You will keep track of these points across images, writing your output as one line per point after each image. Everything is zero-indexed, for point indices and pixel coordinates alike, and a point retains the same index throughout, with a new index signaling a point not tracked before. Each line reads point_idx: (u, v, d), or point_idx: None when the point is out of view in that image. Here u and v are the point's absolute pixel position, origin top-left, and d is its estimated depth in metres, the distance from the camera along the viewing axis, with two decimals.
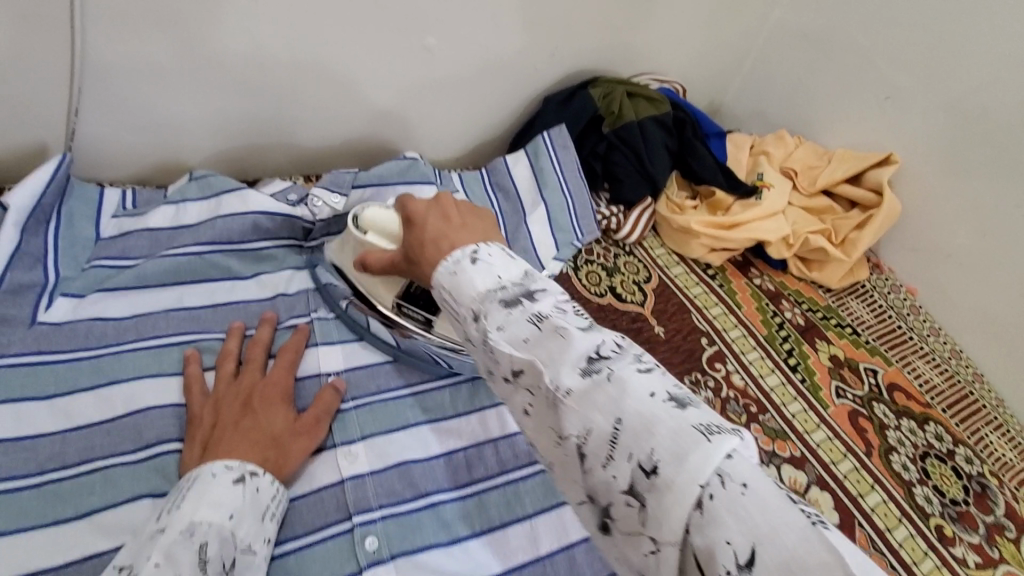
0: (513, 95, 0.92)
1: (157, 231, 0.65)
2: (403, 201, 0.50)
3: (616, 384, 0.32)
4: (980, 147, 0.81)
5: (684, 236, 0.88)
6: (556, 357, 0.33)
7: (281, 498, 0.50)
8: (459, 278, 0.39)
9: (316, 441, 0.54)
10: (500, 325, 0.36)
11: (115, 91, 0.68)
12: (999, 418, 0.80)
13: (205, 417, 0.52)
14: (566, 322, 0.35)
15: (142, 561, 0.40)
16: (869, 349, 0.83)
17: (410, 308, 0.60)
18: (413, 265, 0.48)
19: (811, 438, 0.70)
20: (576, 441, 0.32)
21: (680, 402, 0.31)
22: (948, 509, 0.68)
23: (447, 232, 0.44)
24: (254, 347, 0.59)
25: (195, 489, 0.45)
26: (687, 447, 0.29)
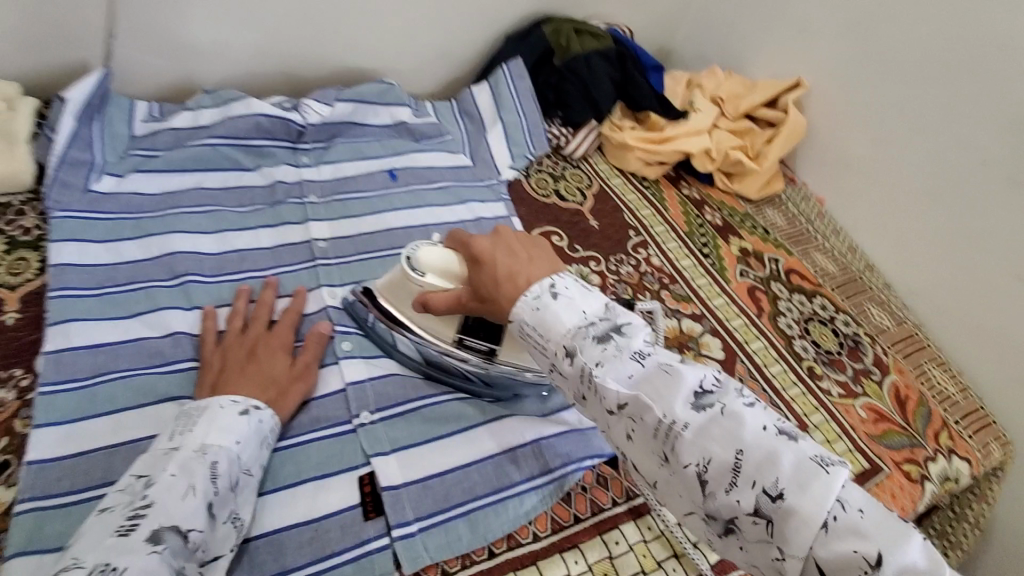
0: (480, 32, 1.07)
1: (179, 129, 0.81)
2: (468, 240, 0.57)
3: (731, 418, 0.41)
4: (870, 67, 0.96)
5: (622, 151, 1.03)
6: (668, 395, 0.42)
7: (277, 431, 0.56)
8: (548, 314, 0.48)
9: (311, 386, 0.62)
10: (598, 360, 0.45)
11: (145, 18, 0.84)
12: (884, 297, 0.94)
13: (212, 364, 0.59)
14: (666, 361, 0.45)
15: (159, 471, 0.46)
16: (775, 244, 0.98)
17: (472, 339, 0.62)
18: (483, 302, 0.54)
19: (712, 302, 0.86)
20: (697, 468, 0.41)
21: (790, 434, 0.40)
22: (821, 356, 0.83)
23: (519, 269, 0.51)
24: (259, 307, 0.65)
25: (205, 417, 0.51)
26: (809, 476, 0.38)
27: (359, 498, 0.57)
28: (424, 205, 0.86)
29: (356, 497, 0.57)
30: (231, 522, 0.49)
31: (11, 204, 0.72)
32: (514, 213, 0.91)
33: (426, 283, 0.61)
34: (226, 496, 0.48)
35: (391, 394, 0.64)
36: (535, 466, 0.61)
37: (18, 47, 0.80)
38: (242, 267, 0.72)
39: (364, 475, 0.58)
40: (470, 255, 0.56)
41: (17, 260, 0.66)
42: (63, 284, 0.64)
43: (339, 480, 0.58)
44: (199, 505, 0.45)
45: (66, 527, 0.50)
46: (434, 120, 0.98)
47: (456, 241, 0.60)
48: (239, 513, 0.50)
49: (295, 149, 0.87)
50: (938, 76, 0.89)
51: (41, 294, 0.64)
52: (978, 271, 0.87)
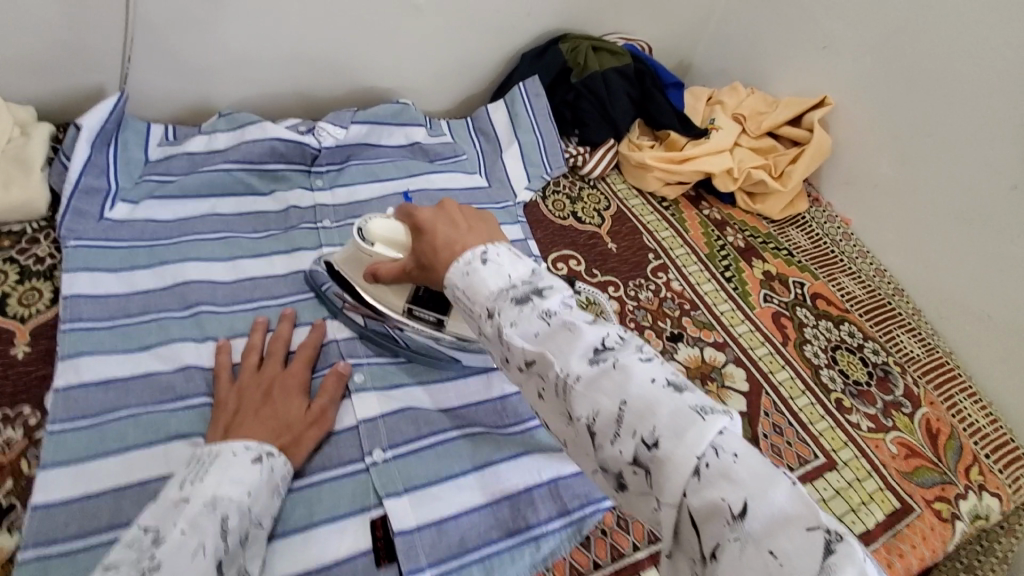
0: (496, 50, 1.06)
1: (194, 154, 0.80)
2: (412, 210, 0.57)
3: (622, 371, 0.39)
4: (899, 84, 0.92)
5: (641, 171, 1.01)
6: (566, 349, 0.41)
7: (288, 478, 0.55)
8: (475, 278, 0.47)
9: (325, 428, 0.60)
10: (513, 321, 0.44)
11: (159, 41, 0.83)
12: (914, 323, 0.91)
13: (226, 404, 0.57)
14: (574, 319, 0.43)
15: (169, 527, 0.43)
16: (800, 267, 0.95)
17: (422, 310, 0.65)
18: (423, 270, 0.55)
19: (735, 329, 0.84)
20: (587, 420, 0.39)
21: (677, 386, 0.38)
22: (850, 387, 0.80)
23: (458, 237, 0.51)
24: (276, 342, 0.65)
25: (217, 465, 0.48)
26: (686, 425, 0.36)
27: (370, 544, 0.55)
28: None
29: (367, 543, 0.55)
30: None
31: (25, 232, 0.71)
32: (531, 236, 0.89)
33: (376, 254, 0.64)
34: (235, 553, 0.46)
35: (404, 430, 0.63)
36: (553, 508, 0.59)
37: (35, 72, 0.80)
38: (255, 295, 0.71)
39: (376, 518, 0.57)
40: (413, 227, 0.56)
41: (30, 290, 0.66)
42: (76, 315, 0.63)
43: (351, 522, 0.56)
44: (211, 565, 0.42)
45: (73, 573, 0.48)
46: (449, 140, 0.97)
47: (404, 215, 0.59)
48: (246, 567, 0.48)
49: (310, 172, 0.86)
50: (973, 95, 0.85)
51: (52, 326, 0.63)
52: (975, 262, 0.87)
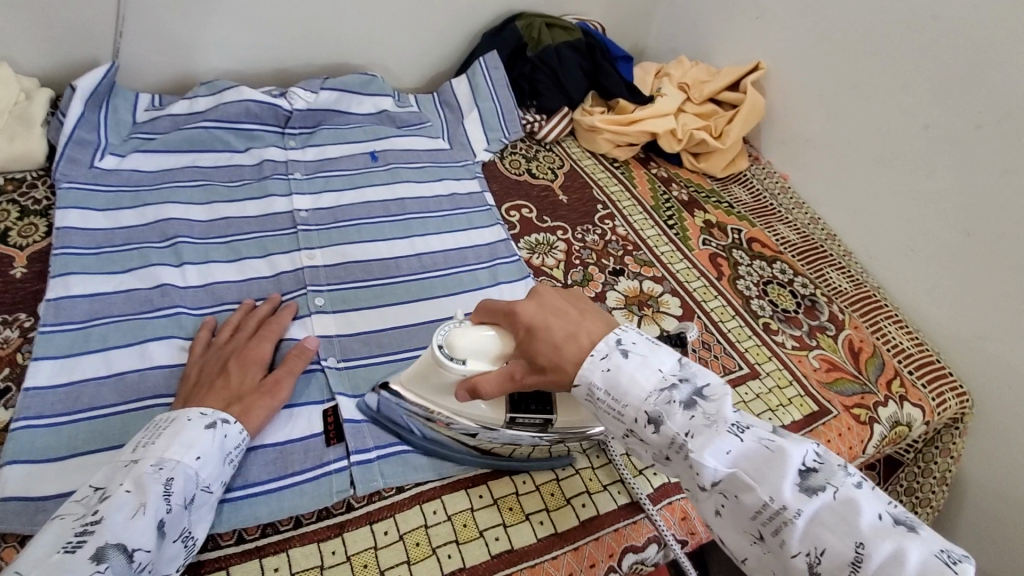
0: (460, 28, 1.15)
1: (176, 115, 0.89)
2: (511, 308, 0.56)
3: (843, 502, 0.45)
4: (819, 47, 1.01)
5: (592, 134, 1.09)
6: (772, 476, 0.47)
7: (246, 445, 0.57)
8: (625, 377, 0.52)
9: (280, 400, 0.60)
10: (687, 429, 0.50)
11: (146, 17, 0.92)
12: (843, 262, 0.98)
13: (191, 375, 0.60)
14: (765, 436, 0.49)
15: (116, 485, 0.48)
16: (739, 217, 1.02)
17: (525, 415, 0.59)
18: (543, 371, 0.54)
19: (673, 266, 0.91)
20: (810, 557, 0.45)
21: (904, 524, 0.45)
22: (778, 313, 0.87)
23: (577, 332, 0.55)
24: (252, 317, 0.67)
25: (169, 431, 0.52)
26: (937, 572, 0.41)
27: (322, 427, 0.62)
28: (403, 181, 0.93)
29: (320, 426, 0.62)
30: (181, 541, 0.50)
31: (24, 179, 0.80)
32: (487, 189, 0.97)
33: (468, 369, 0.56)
34: (178, 514, 0.49)
35: (358, 348, 0.70)
36: None
37: (34, 44, 0.89)
38: (230, 232, 0.78)
39: (327, 409, 0.63)
40: (519, 325, 0.55)
41: (27, 225, 0.74)
42: (66, 243, 0.71)
43: (306, 411, 0.63)
44: (147, 525, 0.47)
45: (57, 441, 0.56)
46: (414, 109, 1.06)
47: (498, 315, 0.57)
48: (192, 531, 0.51)
49: (283, 133, 0.94)
50: (878, 50, 0.93)
51: (45, 253, 0.71)
52: (922, 213, 0.90)
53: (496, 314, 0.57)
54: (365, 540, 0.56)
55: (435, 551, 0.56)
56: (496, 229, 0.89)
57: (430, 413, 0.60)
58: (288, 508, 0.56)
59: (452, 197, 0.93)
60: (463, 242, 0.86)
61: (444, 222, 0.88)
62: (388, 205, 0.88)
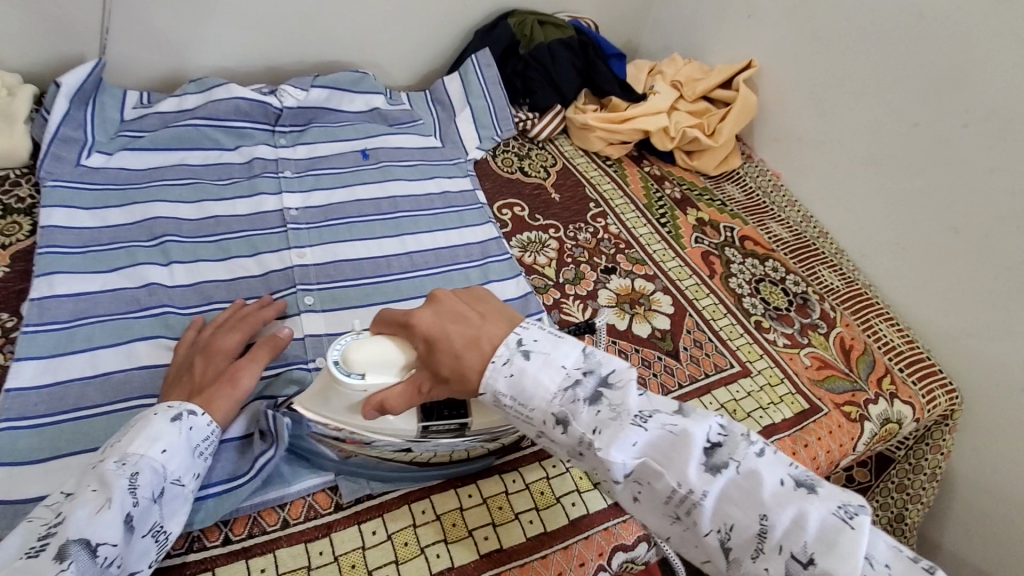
0: (452, 26, 1.14)
1: (165, 113, 0.88)
2: (407, 317, 0.55)
3: (747, 475, 0.47)
4: (810, 45, 1.00)
5: (585, 133, 1.09)
6: (680, 461, 0.48)
7: (217, 436, 0.56)
8: (529, 379, 0.51)
9: (243, 390, 0.58)
10: (594, 426, 0.50)
11: (135, 14, 0.91)
12: (836, 261, 0.97)
13: (166, 377, 0.60)
14: (668, 419, 0.50)
15: (82, 485, 0.48)
16: (732, 215, 1.02)
17: (440, 423, 0.56)
18: (452, 378, 0.52)
19: (665, 264, 0.91)
20: (720, 534, 0.47)
21: (806, 486, 0.47)
22: (770, 312, 0.86)
23: (477, 334, 0.53)
24: (231, 312, 0.67)
25: (135, 427, 0.52)
26: (835, 532, 0.44)
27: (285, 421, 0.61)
28: (394, 179, 0.92)
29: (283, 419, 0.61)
30: (152, 536, 0.49)
31: (9, 177, 0.79)
32: (479, 187, 0.96)
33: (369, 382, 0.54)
34: (147, 508, 0.49)
35: None
36: None
37: (21, 41, 0.88)
38: (218, 230, 0.78)
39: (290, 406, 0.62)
40: (416, 335, 0.54)
41: (11, 223, 0.73)
42: (50, 242, 0.70)
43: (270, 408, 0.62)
44: (112, 520, 0.46)
45: (41, 442, 0.55)
46: (407, 107, 1.05)
47: (395, 325, 0.55)
48: (164, 525, 0.50)
49: (273, 131, 0.94)
50: (868, 48, 0.92)
51: (29, 252, 0.71)
52: (914, 210, 0.90)
53: (393, 323, 0.55)
54: (352, 541, 0.56)
55: (423, 551, 0.56)
56: (487, 227, 0.89)
57: (342, 434, 0.56)
58: (274, 490, 0.57)
59: (443, 196, 0.92)
60: (454, 240, 0.86)
61: (435, 220, 0.88)
62: (378, 203, 0.88)
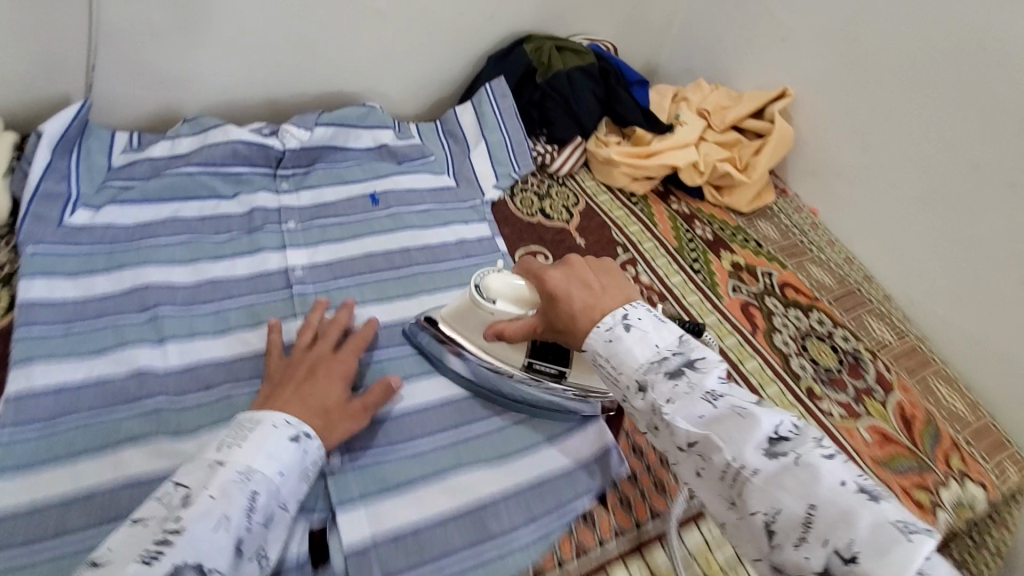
0: (464, 52, 1.07)
1: (156, 159, 0.80)
2: (540, 274, 0.61)
3: (804, 468, 0.42)
4: (853, 73, 0.93)
5: (609, 168, 1.02)
6: (738, 437, 0.45)
7: (319, 464, 0.55)
8: (621, 346, 0.52)
9: (357, 424, 0.59)
10: (670, 397, 0.48)
11: (123, 50, 0.84)
12: (883, 308, 0.91)
13: (273, 379, 0.60)
14: (740, 401, 0.47)
15: (200, 490, 0.47)
16: (768, 257, 0.95)
17: (542, 363, 0.67)
18: (558, 333, 0.59)
19: (703, 320, 0.84)
20: (765, 517, 0.42)
21: (871, 494, 0.41)
22: (821, 375, 0.80)
23: (595, 302, 0.56)
24: (333, 325, 0.67)
25: (254, 436, 0.51)
26: (889, 541, 0.37)
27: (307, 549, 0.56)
28: (407, 228, 0.85)
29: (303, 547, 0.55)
30: (256, 560, 0.48)
31: None
32: (498, 234, 0.89)
33: (497, 310, 0.65)
34: (257, 532, 0.48)
35: (364, 441, 0.63)
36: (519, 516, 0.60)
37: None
38: (216, 297, 0.70)
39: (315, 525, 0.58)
40: (545, 293, 0.60)
41: None
42: (30, 321, 0.62)
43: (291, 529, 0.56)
44: (226, 540, 0.45)
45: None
46: (417, 142, 0.98)
47: (529, 270, 0.64)
48: (266, 550, 0.49)
49: (275, 176, 0.86)
50: (923, 79, 0.85)
51: (7, 331, 0.63)
52: (977, 261, 0.83)
53: (527, 266, 0.64)
54: None
55: None
56: None
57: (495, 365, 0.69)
58: None
59: (460, 246, 0.85)
60: None
61: (453, 276, 0.81)
62: (391, 257, 0.80)
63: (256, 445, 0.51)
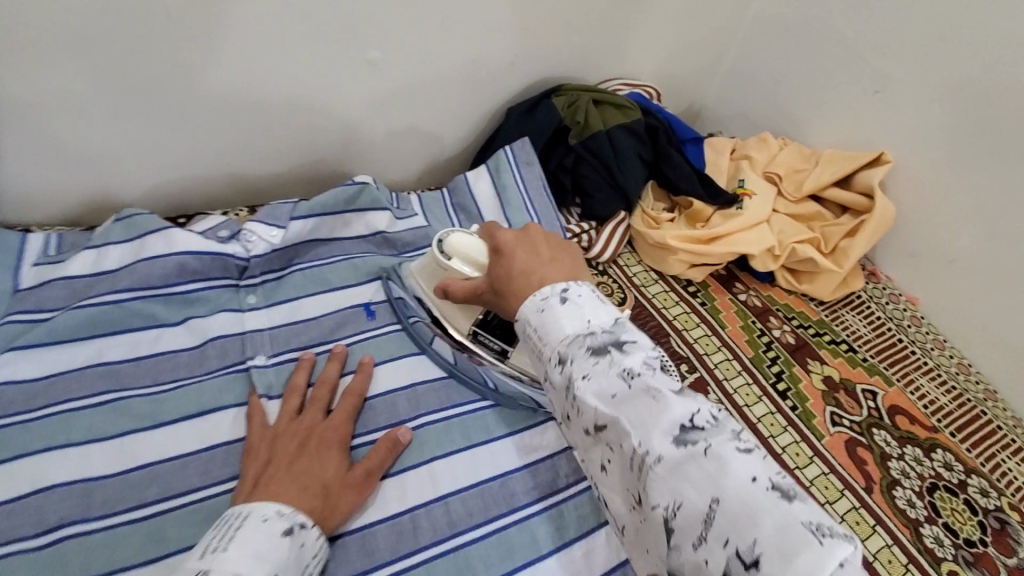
0: (475, 106, 0.87)
1: (75, 278, 0.61)
2: (495, 233, 0.56)
3: (713, 460, 0.34)
4: (980, 140, 0.74)
5: (661, 252, 0.82)
6: (648, 421, 0.36)
7: (319, 555, 0.47)
8: (550, 317, 0.44)
9: (361, 497, 0.52)
10: (586, 373, 0.40)
11: (32, 130, 0.63)
12: (1019, 441, 0.71)
13: (261, 457, 0.51)
14: (658, 383, 0.38)
15: None
16: (868, 369, 0.75)
17: (488, 337, 0.63)
18: (495, 296, 0.53)
19: (803, 473, 0.64)
20: (664, 512, 0.34)
21: (785, 492, 0.33)
22: (964, 554, 0.60)
23: (535, 267, 0.49)
24: (321, 386, 0.58)
25: (243, 532, 0.41)
26: (796, 544, 0.30)
27: None
28: (412, 354, 0.65)
29: None
30: None
31: None
32: None
33: (449, 268, 0.61)
34: None
35: None
36: None
37: None
38: (148, 496, 0.51)
39: None
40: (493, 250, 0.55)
41: None
42: None
43: None
44: None
45: None
46: (422, 224, 0.77)
47: (489, 231, 0.58)
48: None
49: (239, 287, 0.66)
50: None
51: None
52: None
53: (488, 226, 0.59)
54: None
55: None
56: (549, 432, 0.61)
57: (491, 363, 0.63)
58: None
59: None
60: (506, 461, 0.59)
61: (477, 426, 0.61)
62: (394, 403, 0.60)
63: (246, 543, 0.41)
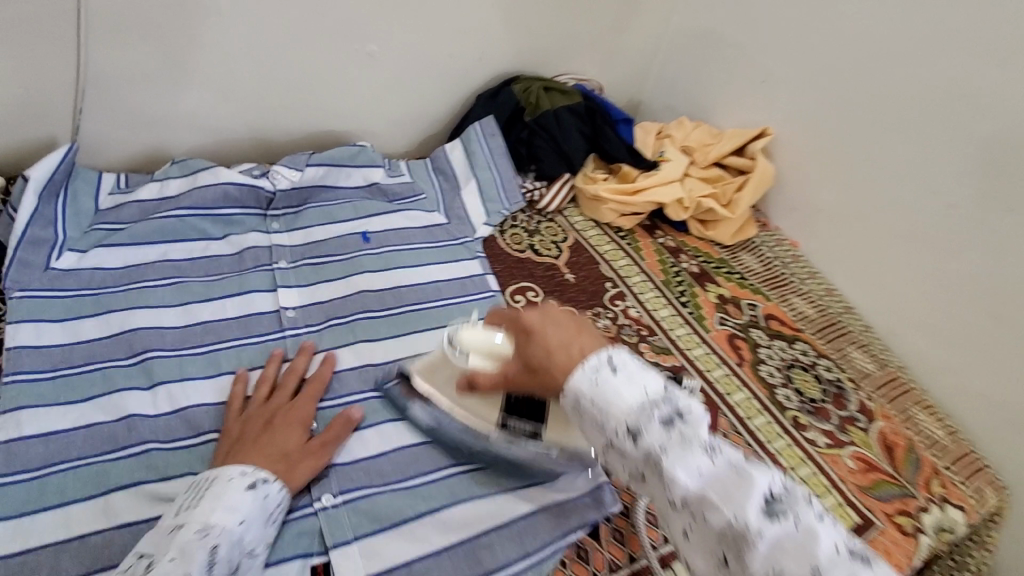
0: (452, 91, 1.09)
1: (145, 202, 0.81)
2: (516, 316, 0.54)
3: (804, 533, 0.37)
4: (832, 114, 0.97)
5: (596, 204, 1.04)
6: (738, 496, 0.39)
7: (285, 503, 0.57)
8: (609, 390, 0.44)
9: (319, 463, 0.61)
10: (663, 445, 0.41)
11: (111, 94, 0.84)
12: (864, 339, 0.93)
13: (230, 435, 0.60)
14: (736, 459, 0.41)
15: (161, 555, 0.48)
16: (753, 290, 0.98)
17: (515, 423, 0.59)
18: (533, 375, 0.51)
19: (692, 352, 0.86)
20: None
21: (863, 557, 0.37)
22: (806, 405, 0.81)
23: (572, 341, 0.49)
24: (290, 374, 0.67)
25: (211, 493, 0.52)
26: None
27: None
28: (399, 266, 0.85)
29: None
30: None
31: None
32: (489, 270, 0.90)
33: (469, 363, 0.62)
34: None
35: (356, 478, 0.63)
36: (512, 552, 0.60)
37: None
38: (205, 339, 0.71)
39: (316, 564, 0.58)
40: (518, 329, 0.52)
41: None
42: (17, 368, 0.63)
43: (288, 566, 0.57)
44: None
45: None
46: (407, 179, 0.98)
47: (501, 317, 0.58)
48: None
49: (265, 216, 0.87)
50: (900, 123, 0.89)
51: None
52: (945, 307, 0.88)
53: (497, 314, 0.60)
54: None
55: None
56: None
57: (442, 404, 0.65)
58: None
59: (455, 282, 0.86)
60: None
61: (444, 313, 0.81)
62: (383, 295, 0.80)
63: (212, 501, 0.52)
